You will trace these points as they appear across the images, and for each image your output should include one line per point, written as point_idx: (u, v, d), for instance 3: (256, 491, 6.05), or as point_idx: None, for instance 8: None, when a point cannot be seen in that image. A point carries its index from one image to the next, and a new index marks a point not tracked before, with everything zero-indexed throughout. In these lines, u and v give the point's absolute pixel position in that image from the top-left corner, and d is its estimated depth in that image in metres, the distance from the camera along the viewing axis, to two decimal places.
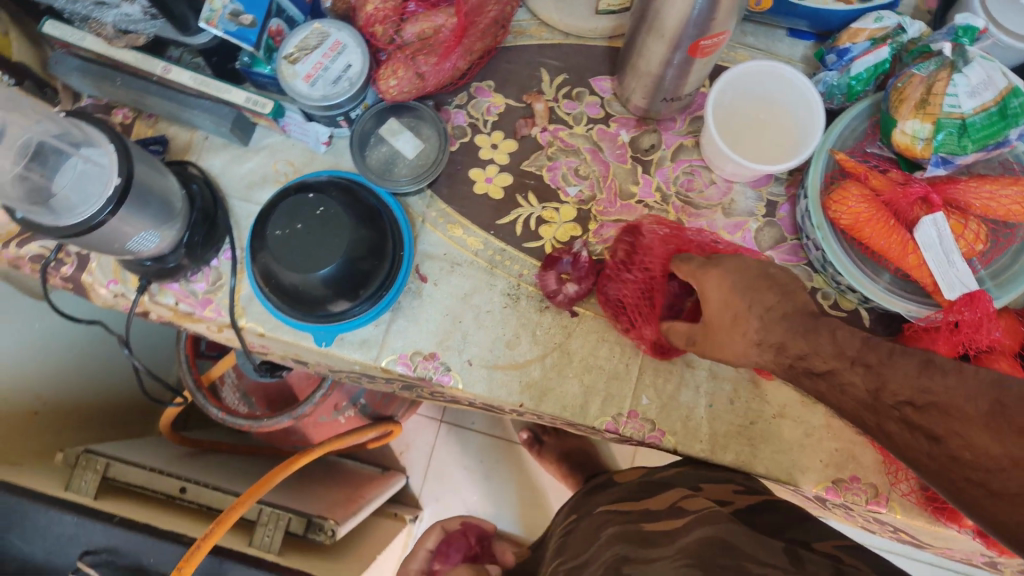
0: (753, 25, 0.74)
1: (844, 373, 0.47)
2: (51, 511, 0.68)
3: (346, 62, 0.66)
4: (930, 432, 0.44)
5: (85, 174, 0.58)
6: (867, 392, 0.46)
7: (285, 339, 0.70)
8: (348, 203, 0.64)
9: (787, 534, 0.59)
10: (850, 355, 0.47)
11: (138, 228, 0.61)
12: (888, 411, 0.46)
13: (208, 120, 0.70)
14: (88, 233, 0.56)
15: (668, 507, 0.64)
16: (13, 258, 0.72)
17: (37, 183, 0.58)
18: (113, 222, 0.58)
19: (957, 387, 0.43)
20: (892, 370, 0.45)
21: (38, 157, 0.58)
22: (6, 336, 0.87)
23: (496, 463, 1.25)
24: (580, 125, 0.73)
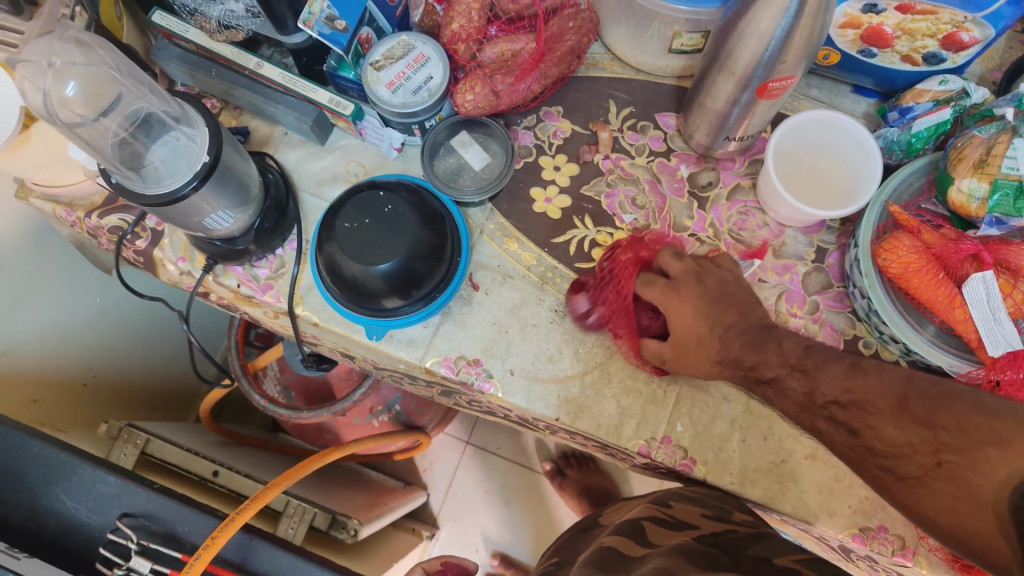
0: (818, 78, 0.77)
1: (785, 380, 0.57)
2: (97, 470, 0.71)
3: (428, 73, 0.70)
4: (850, 428, 0.53)
5: (180, 149, 0.62)
6: (802, 394, 0.56)
7: (338, 331, 0.73)
8: (415, 204, 0.67)
9: (747, 550, 0.57)
10: (790, 364, 0.58)
11: (215, 207, 0.65)
12: (819, 411, 0.55)
13: (291, 116, 0.74)
14: (171, 204, 0.60)
15: (635, 538, 0.62)
16: (93, 227, 0.76)
17: (136, 152, 0.62)
18: (194, 197, 0.61)
19: (873, 385, 0.53)
20: (823, 375, 0.55)
21: (143, 130, 0.63)
22: (70, 303, 0.91)
23: (515, 489, 1.25)
24: (642, 157, 0.76)
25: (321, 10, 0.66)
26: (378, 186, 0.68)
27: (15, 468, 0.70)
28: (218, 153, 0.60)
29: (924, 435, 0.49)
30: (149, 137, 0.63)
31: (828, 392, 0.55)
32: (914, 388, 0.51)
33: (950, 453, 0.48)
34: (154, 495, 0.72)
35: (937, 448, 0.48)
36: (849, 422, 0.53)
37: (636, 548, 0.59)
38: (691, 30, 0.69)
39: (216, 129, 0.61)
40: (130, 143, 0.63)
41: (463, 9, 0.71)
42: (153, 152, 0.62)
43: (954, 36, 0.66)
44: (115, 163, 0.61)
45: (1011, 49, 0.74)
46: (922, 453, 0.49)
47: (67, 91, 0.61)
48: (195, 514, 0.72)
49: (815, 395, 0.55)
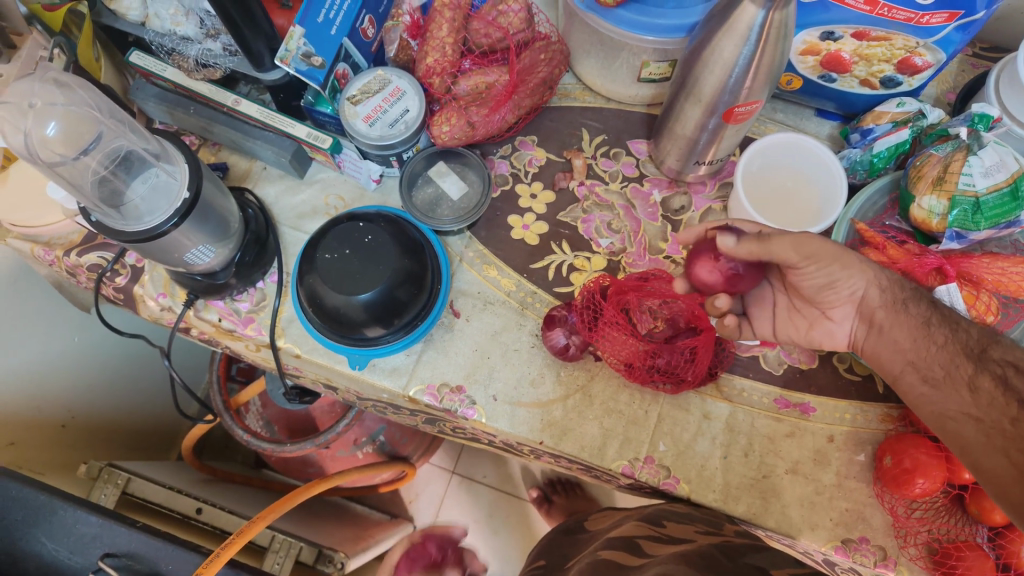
0: (783, 104, 0.79)
1: None
2: (79, 511, 0.70)
3: (404, 106, 0.72)
4: None
5: (162, 186, 0.63)
6: None
7: (320, 362, 0.73)
8: (395, 234, 0.68)
9: (746, 559, 0.57)
10: None
11: (195, 242, 0.65)
12: None
13: (270, 150, 0.75)
14: (152, 241, 0.60)
15: (633, 553, 0.61)
16: (72, 265, 0.75)
17: (118, 190, 0.63)
18: (175, 233, 0.62)
19: None
20: None
21: (123, 167, 0.64)
22: (48, 343, 0.90)
23: (502, 517, 1.25)
24: (616, 182, 0.77)
25: (298, 47, 0.68)
26: (357, 217, 0.69)
27: None
28: (197, 190, 0.61)
29: None
30: (129, 174, 0.64)
31: None
32: None
33: None
34: (137, 534, 0.70)
35: None
36: None
37: (631, 563, 0.59)
38: (658, 59, 0.71)
39: (195, 165, 0.62)
40: (111, 182, 0.63)
41: (438, 43, 0.73)
42: (133, 189, 0.63)
43: (909, 60, 0.68)
44: (98, 202, 0.61)
45: (964, 71, 0.77)
46: None
47: (47, 131, 0.61)
48: (179, 551, 0.71)
49: None
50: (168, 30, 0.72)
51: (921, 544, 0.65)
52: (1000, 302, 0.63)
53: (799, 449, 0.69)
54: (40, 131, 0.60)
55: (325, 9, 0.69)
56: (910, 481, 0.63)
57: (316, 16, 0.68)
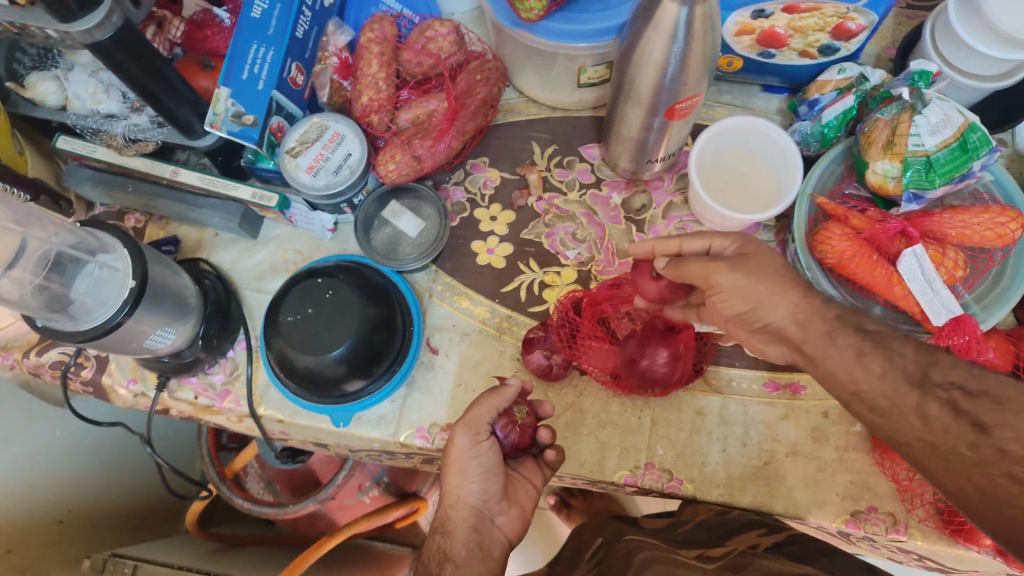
0: (727, 85, 0.79)
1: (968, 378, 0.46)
2: None
3: (346, 151, 0.70)
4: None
5: (106, 280, 0.60)
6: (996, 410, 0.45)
7: (304, 424, 0.71)
8: (356, 283, 0.67)
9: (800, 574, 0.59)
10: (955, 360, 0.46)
11: (152, 325, 0.63)
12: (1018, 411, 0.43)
13: (217, 217, 0.73)
14: (106, 334, 0.58)
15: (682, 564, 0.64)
16: (34, 366, 0.73)
17: (60, 294, 0.60)
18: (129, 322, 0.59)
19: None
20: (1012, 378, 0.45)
21: (56, 266, 0.60)
22: (27, 442, 0.88)
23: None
24: (574, 191, 0.76)
25: (227, 108, 0.66)
26: (313, 272, 0.67)
27: None
28: (142, 276, 0.59)
29: None
30: (65, 272, 0.60)
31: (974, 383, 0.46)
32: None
33: None
34: None
35: None
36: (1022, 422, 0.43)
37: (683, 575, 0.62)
38: (595, 63, 0.70)
39: (136, 248, 0.60)
40: (51, 285, 0.60)
41: (370, 80, 0.72)
42: (75, 289, 0.60)
43: (841, 27, 0.67)
44: (44, 313, 0.58)
45: (901, 25, 0.77)
46: None
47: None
48: None
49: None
50: (91, 111, 0.70)
51: (929, 504, 0.65)
52: (966, 255, 0.64)
53: (797, 429, 0.69)
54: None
55: (249, 65, 0.67)
56: None
57: (241, 73, 0.67)
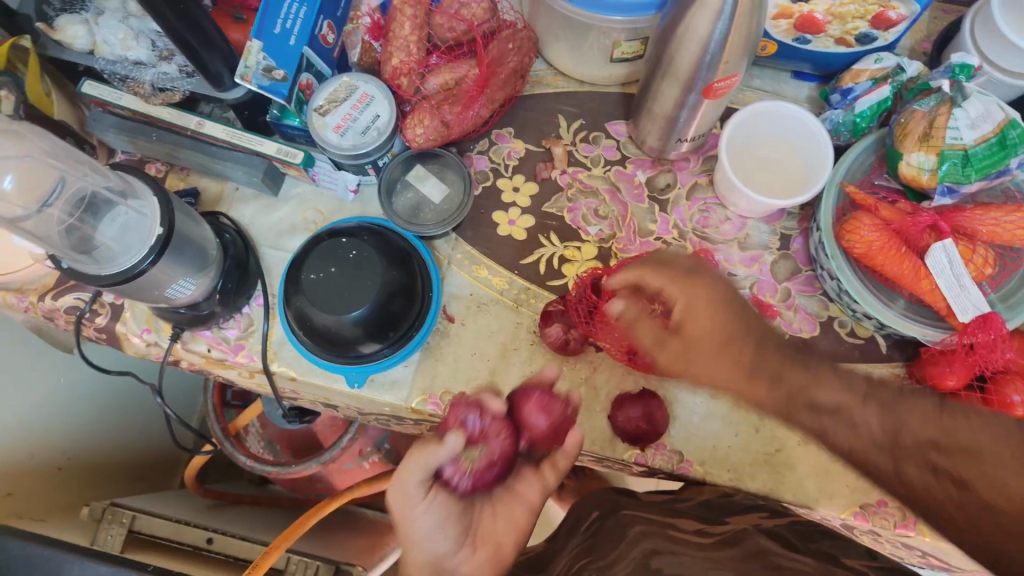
0: (759, 69, 0.78)
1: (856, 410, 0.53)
2: (87, 562, 0.68)
3: (374, 113, 0.70)
4: (958, 480, 0.50)
5: (129, 223, 0.60)
6: (886, 434, 0.52)
7: (317, 383, 0.71)
8: (379, 245, 0.66)
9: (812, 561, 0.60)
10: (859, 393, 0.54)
11: (174, 276, 0.63)
12: (911, 454, 0.52)
13: (240, 170, 0.73)
14: (130, 281, 0.58)
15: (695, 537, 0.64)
16: (48, 310, 0.73)
17: (84, 234, 0.60)
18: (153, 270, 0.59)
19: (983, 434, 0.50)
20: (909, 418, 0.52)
21: (84, 209, 0.61)
22: (35, 388, 0.88)
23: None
24: (598, 167, 0.76)
25: (258, 62, 0.65)
26: (336, 232, 0.67)
27: None
28: (166, 221, 0.58)
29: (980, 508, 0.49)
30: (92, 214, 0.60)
31: (923, 433, 0.52)
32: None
33: None
34: None
35: None
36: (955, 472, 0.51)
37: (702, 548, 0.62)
38: (630, 38, 0.69)
39: (162, 194, 0.60)
40: (76, 228, 0.60)
41: (401, 43, 0.71)
42: (99, 230, 0.60)
43: (882, 15, 0.67)
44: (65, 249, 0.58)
45: (937, 19, 0.76)
46: None
47: (3, 185, 0.58)
48: None
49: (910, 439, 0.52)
50: (119, 57, 0.70)
51: None
52: (996, 252, 0.63)
53: None
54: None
55: (281, 20, 0.67)
56: None
57: (273, 28, 0.66)
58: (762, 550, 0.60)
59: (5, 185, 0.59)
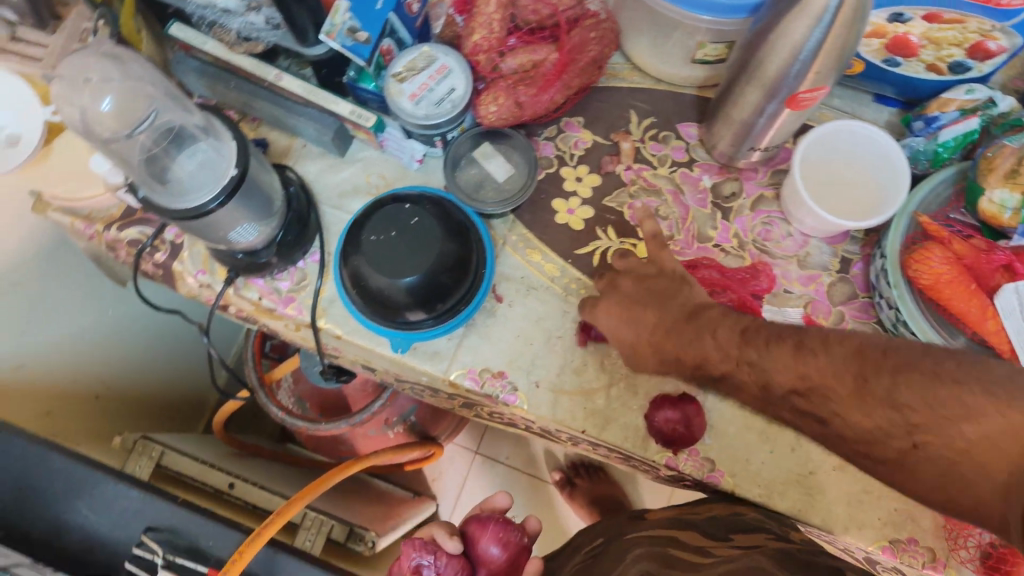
0: (841, 88, 0.76)
1: (736, 373, 0.54)
2: (120, 485, 0.69)
3: (450, 85, 0.70)
4: (819, 418, 0.50)
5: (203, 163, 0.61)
6: (757, 387, 0.53)
7: (361, 344, 0.72)
8: (441, 217, 0.67)
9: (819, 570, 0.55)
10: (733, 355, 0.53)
11: (239, 218, 0.64)
12: (783, 401, 0.52)
13: (312, 127, 0.74)
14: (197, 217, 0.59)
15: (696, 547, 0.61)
16: (111, 240, 0.75)
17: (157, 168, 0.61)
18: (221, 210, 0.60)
19: (829, 365, 0.47)
20: (769, 364, 0.50)
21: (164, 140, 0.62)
22: (84, 315, 0.90)
23: (521, 497, 1.32)
24: (664, 167, 0.75)
25: (344, 22, 0.66)
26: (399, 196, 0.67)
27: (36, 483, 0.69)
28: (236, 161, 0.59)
29: (893, 416, 0.45)
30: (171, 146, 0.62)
31: (785, 383, 0.50)
32: (871, 361, 0.45)
33: (925, 434, 0.44)
34: (177, 509, 0.70)
35: (910, 431, 0.45)
36: (816, 412, 0.50)
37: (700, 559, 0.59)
38: (715, 40, 0.68)
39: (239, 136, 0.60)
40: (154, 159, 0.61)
41: (484, 19, 0.70)
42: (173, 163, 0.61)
43: (981, 45, 0.65)
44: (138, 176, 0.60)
45: None
46: (897, 436, 0.46)
47: (101, 107, 0.62)
48: (221, 529, 0.70)
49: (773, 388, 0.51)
50: (210, 2, 0.71)
51: (973, 547, 0.64)
52: None
53: None
54: (94, 107, 0.61)
55: None
56: None
57: None
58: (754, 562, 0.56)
59: (103, 107, 0.62)
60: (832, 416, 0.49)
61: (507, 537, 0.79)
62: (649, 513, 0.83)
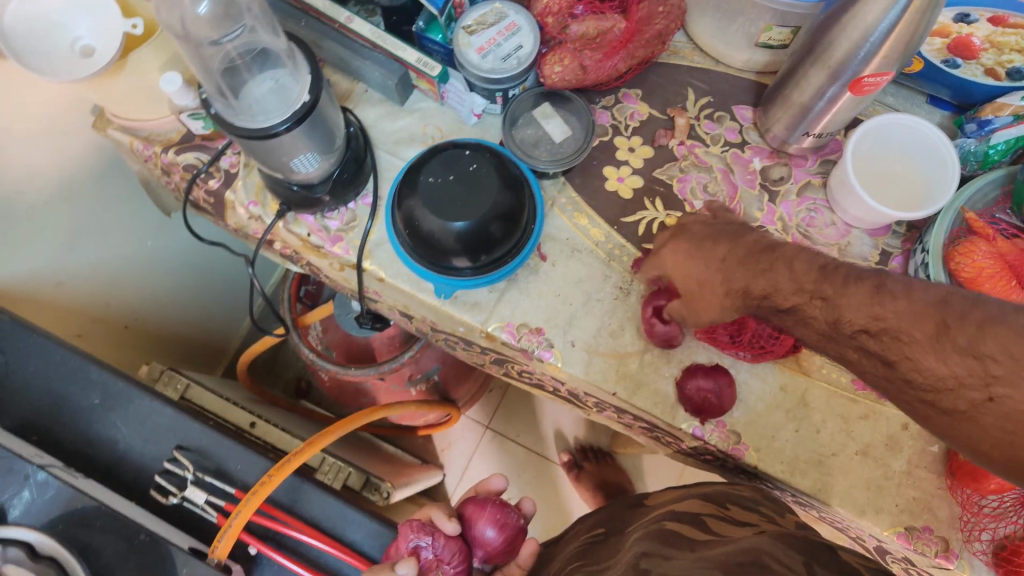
0: (895, 87, 0.78)
1: (805, 307, 0.52)
2: (156, 401, 0.70)
3: (518, 42, 0.71)
4: (884, 358, 0.48)
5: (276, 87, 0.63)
6: (826, 322, 0.50)
7: (403, 289, 0.73)
8: (498, 167, 0.68)
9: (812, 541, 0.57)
10: (809, 289, 0.52)
11: (302, 148, 0.65)
12: (848, 339, 0.49)
13: (376, 72, 0.75)
14: (263, 139, 0.60)
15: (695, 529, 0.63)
16: (167, 163, 0.76)
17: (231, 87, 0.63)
18: (287, 136, 0.62)
19: (906, 311, 0.46)
20: (846, 301, 0.49)
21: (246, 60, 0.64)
22: (124, 241, 0.92)
23: (526, 474, 1.33)
24: (716, 145, 0.77)
25: None
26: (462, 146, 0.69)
27: (71, 390, 0.70)
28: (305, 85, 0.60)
29: (970, 366, 0.43)
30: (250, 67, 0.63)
31: (857, 318, 0.48)
32: (954, 312, 0.44)
33: (1002, 387, 0.42)
34: (208, 430, 0.70)
35: (988, 381, 0.42)
36: (886, 353, 0.47)
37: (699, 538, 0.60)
38: (780, 24, 0.70)
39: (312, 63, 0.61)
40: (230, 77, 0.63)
41: None
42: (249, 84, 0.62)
43: None
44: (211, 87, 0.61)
45: None
46: (971, 387, 0.43)
47: (199, 11, 0.65)
48: (249, 454, 0.70)
49: (842, 322, 0.49)
50: None
51: (987, 539, 0.66)
52: None
53: (874, 431, 0.69)
54: (193, 10, 0.65)
55: None
56: (985, 476, 0.62)
57: None
58: (753, 544, 0.54)
59: (201, 11, 0.66)
60: (902, 356, 0.46)
61: (505, 519, 0.76)
62: (650, 499, 0.83)
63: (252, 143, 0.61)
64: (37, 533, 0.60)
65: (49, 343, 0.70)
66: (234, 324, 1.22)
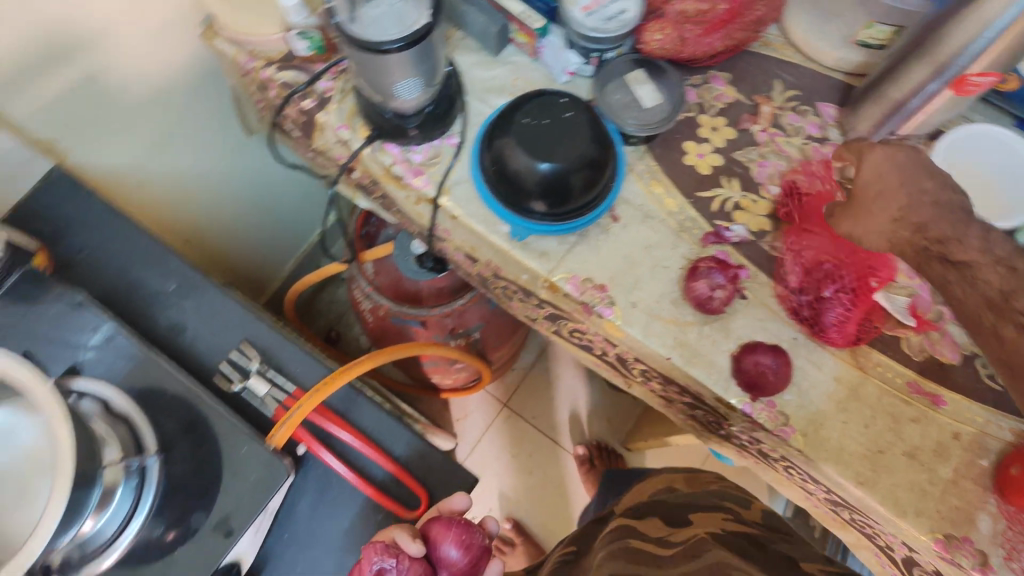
0: (984, 106, 0.78)
1: (984, 268, 0.59)
2: (225, 298, 0.73)
3: (622, 6, 0.73)
4: None
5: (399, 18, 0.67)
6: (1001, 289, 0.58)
7: (475, 229, 0.75)
8: (592, 120, 0.70)
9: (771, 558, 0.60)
10: (997, 257, 0.59)
11: (406, 74, 0.68)
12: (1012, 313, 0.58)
13: (480, 18, 0.77)
14: (374, 54, 0.63)
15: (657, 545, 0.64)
16: (266, 79, 0.79)
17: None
18: (395, 58, 0.64)
19: None
20: None
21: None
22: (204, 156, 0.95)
23: (536, 457, 1.33)
24: (798, 137, 0.78)
25: None
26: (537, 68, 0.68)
27: (145, 275, 0.73)
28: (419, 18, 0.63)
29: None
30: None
31: None
32: None
33: None
34: (270, 332, 0.72)
35: None
36: None
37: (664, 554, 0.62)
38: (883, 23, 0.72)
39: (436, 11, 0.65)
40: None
41: None
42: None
43: None
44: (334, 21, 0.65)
45: None
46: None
47: None
48: (304, 363, 0.71)
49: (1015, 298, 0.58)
50: None
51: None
52: None
53: (922, 434, 0.69)
54: None
55: None
56: None
57: None
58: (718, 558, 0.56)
59: None
60: None
61: (471, 539, 0.67)
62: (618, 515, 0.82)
63: (363, 56, 0.64)
64: (113, 394, 0.63)
65: (133, 228, 0.73)
66: (280, 264, 1.25)
